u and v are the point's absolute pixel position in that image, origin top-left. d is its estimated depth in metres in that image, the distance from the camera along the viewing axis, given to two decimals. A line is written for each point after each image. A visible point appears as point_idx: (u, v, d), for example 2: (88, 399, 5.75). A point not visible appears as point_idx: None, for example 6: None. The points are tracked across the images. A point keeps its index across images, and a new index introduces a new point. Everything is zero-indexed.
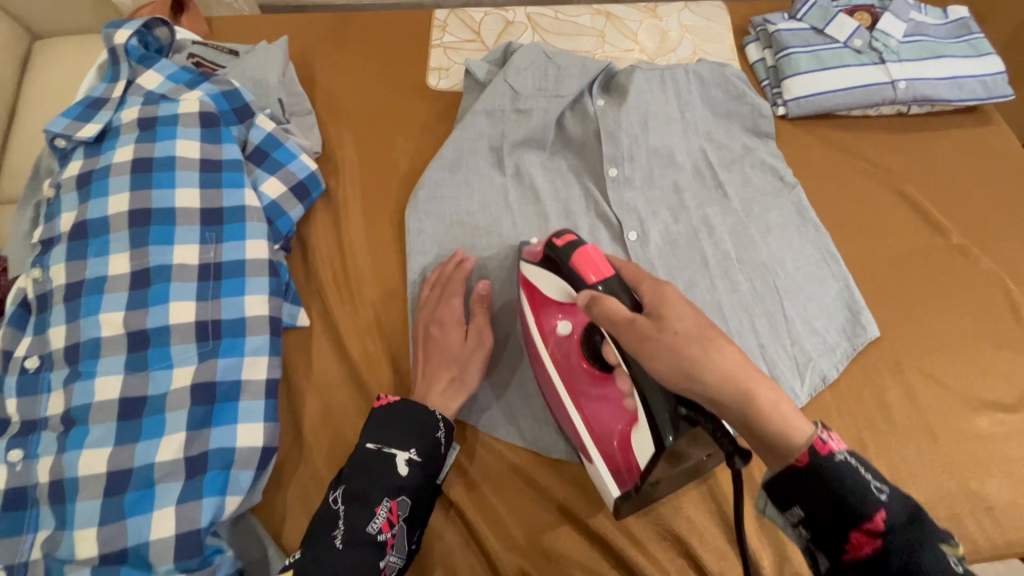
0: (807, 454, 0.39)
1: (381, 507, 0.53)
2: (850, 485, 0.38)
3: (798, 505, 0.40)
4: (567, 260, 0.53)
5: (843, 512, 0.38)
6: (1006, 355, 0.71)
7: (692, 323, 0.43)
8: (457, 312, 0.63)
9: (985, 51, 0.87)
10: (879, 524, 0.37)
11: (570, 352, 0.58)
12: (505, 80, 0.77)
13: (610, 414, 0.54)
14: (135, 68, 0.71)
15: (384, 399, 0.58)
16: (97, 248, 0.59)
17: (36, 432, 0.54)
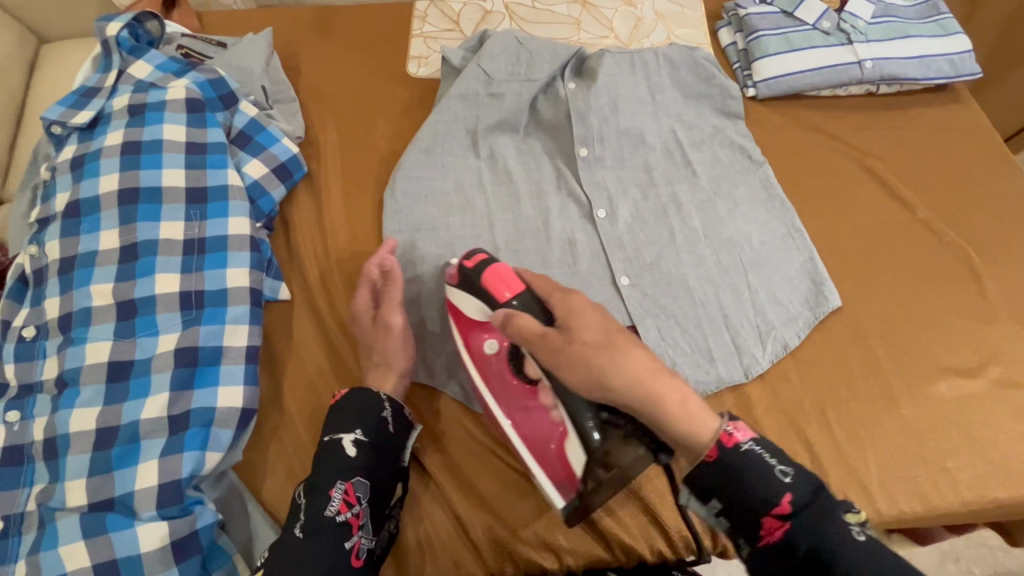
0: (715, 449, 0.46)
1: (334, 490, 0.55)
2: (756, 472, 0.45)
3: (716, 498, 0.46)
4: (477, 281, 0.60)
5: (758, 501, 0.44)
6: (968, 324, 0.73)
7: (599, 331, 0.52)
8: (365, 301, 0.65)
9: (953, 31, 0.89)
10: (786, 508, 0.43)
11: (497, 370, 0.61)
12: (479, 65, 0.80)
13: (543, 428, 0.58)
14: (126, 59, 0.75)
15: (337, 396, 0.61)
16: (89, 225, 0.63)
17: (32, 395, 0.58)
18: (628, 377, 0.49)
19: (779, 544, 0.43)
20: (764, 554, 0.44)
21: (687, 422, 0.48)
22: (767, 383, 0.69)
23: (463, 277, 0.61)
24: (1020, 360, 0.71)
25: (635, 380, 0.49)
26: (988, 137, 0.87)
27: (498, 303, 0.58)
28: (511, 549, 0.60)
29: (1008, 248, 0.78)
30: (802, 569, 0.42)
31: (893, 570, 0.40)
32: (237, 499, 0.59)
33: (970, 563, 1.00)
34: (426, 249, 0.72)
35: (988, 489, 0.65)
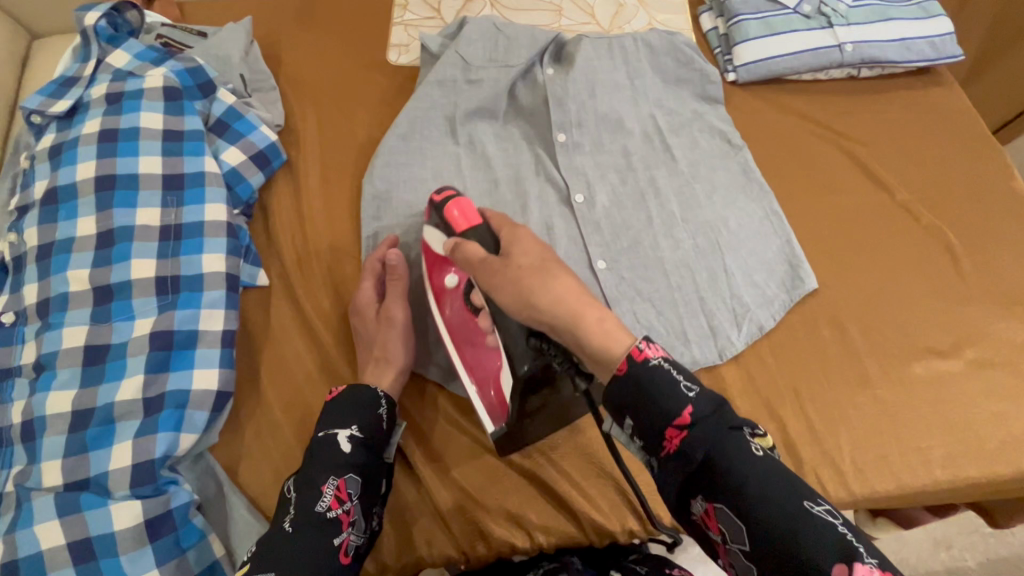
0: (626, 363, 0.45)
1: (327, 485, 0.54)
2: (664, 387, 0.44)
3: (628, 414, 0.46)
4: (442, 214, 0.62)
5: (661, 413, 0.44)
6: (946, 306, 0.73)
7: (535, 258, 0.51)
8: (368, 294, 0.66)
9: (934, 13, 0.89)
10: (687, 419, 0.43)
11: (456, 302, 0.63)
12: (456, 51, 0.80)
13: (482, 359, 0.60)
14: (104, 48, 0.75)
15: (333, 392, 0.61)
16: (66, 212, 0.64)
17: (12, 378, 0.59)
18: (553, 297, 0.48)
19: (678, 453, 0.44)
20: (667, 464, 0.45)
21: (604, 337, 0.46)
22: (742, 364, 0.70)
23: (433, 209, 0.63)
24: (996, 341, 0.71)
25: (562, 300, 0.48)
26: (970, 120, 0.87)
27: (455, 230, 0.59)
28: (483, 528, 0.61)
29: (988, 230, 0.78)
30: (698, 478, 0.43)
31: (782, 484, 0.40)
32: (213, 483, 0.59)
33: (963, 551, 1.00)
34: (412, 237, 0.73)
35: (961, 469, 0.65)
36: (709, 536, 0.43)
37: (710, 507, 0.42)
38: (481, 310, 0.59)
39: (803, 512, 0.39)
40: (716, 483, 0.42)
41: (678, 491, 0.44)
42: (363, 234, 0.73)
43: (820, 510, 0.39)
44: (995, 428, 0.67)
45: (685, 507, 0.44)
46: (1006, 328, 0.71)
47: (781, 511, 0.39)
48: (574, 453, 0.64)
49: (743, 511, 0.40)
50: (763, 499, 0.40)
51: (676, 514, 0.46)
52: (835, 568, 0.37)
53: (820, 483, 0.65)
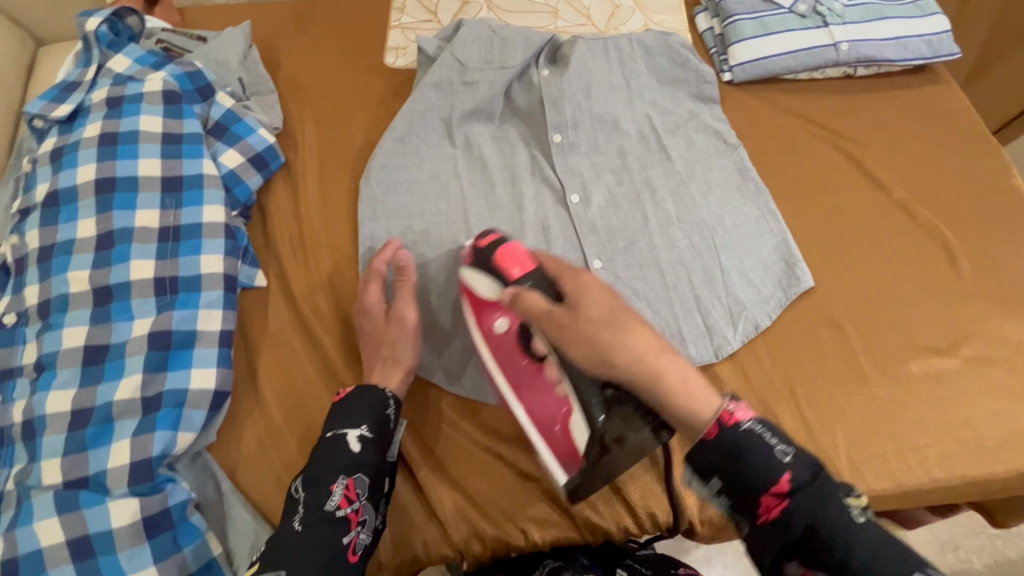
0: (716, 428, 0.47)
1: (336, 484, 0.55)
2: (760, 454, 0.45)
3: (719, 478, 0.47)
4: (490, 260, 0.60)
5: (759, 481, 0.45)
6: (942, 303, 0.73)
7: (606, 308, 0.52)
8: (376, 295, 0.66)
9: (930, 12, 0.89)
10: (785, 487, 0.44)
11: (508, 348, 0.61)
12: (452, 54, 0.81)
13: (549, 408, 0.58)
14: (105, 53, 0.76)
15: (343, 392, 0.61)
16: (67, 215, 0.65)
17: (13, 378, 0.60)
18: (631, 352, 0.50)
19: (777, 521, 0.45)
20: (763, 532, 0.46)
21: (693, 397, 0.49)
22: (738, 362, 0.70)
23: (476, 254, 0.62)
24: (994, 339, 0.71)
25: (641, 356, 0.50)
26: (966, 118, 0.87)
27: (509, 281, 0.59)
28: (478, 529, 0.61)
29: (985, 228, 0.77)
30: (797, 545, 0.44)
31: (885, 549, 0.42)
32: (211, 482, 0.60)
33: (970, 553, 0.99)
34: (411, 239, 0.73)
35: (958, 467, 0.65)
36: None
37: (809, 570, 0.44)
38: (543, 356, 0.58)
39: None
40: (818, 550, 0.43)
41: (774, 557, 0.46)
42: (361, 235, 0.73)
43: (921, 575, 0.41)
44: (992, 426, 0.66)
45: (780, 570, 0.46)
46: (1004, 326, 0.71)
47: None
48: None
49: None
50: (868, 564, 0.42)
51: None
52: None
53: None
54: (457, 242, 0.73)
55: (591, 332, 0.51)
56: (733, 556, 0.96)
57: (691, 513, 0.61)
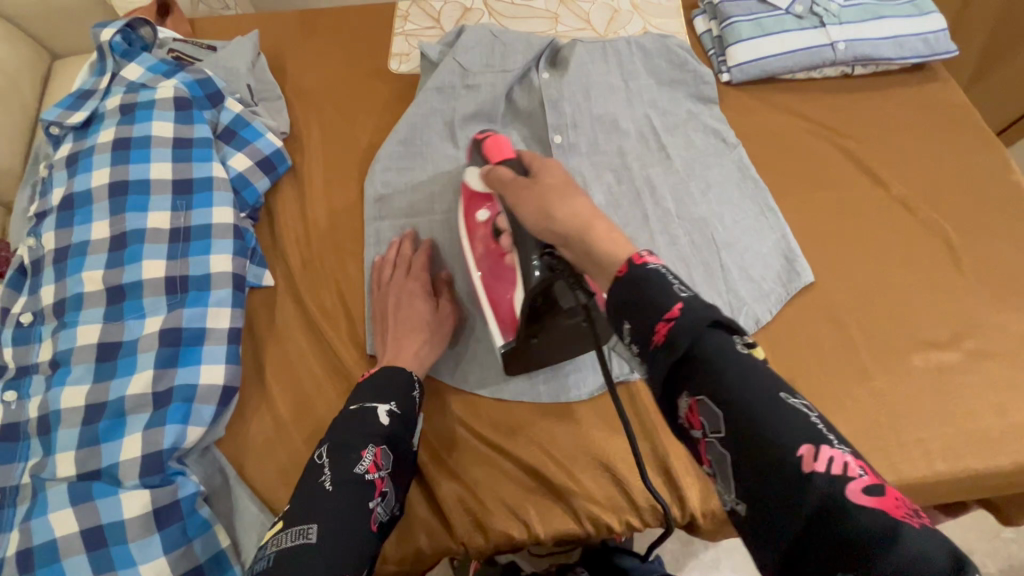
0: (626, 266, 0.42)
1: (366, 450, 0.55)
2: (659, 286, 0.39)
3: (623, 316, 0.40)
4: (482, 153, 0.66)
5: (652, 307, 0.38)
6: (945, 298, 0.73)
7: (560, 179, 0.53)
8: (422, 282, 0.68)
9: (927, 11, 0.90)
10: (678, 313, 0.37)
11: (483, 235, 0.65)
12: (454, 58, 0.83)
13: (500, 284, 0.61)
14: (119, 63, 0.79)
15: (367, 373, 0.63)
16: (82, 217, 0.67)
17: (29, 376, 0.61)
18: (569, 211, 0.48)
19: (667, 350, 0.37)
20: (655, 363, 0.38)
21: (613, 244, 0.45)
22: None
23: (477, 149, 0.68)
24: (996, 332, 0.71)
25: (577, 217, 0.48)
26: (966, 115, 0.87)
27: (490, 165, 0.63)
28: (481, 520, 0.62)
29: (986, 222, 0.78)
30: (680, 371, 0.37)
31: (762, 375, 0.35)
32: (221, 476, 0.61)
33: (985, 557, 0.97)
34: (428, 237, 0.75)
35: (962, 460, 0.65)
36: (692, 437, 0.37)
37: (693, 400, 0.36)
38: (502, 234, 0.60)
39: (777, 400, 0.34)
40: (699, 375, 0.36)
41: (664, 388, 0.38)
42: (367, 233, 0.75)
43: (794, 402, 0.34)
44: (996, 418, 0.66)
45: (670, 407, 0.39)
46: (1006, 319, 0.71)
47: (758, 401, 0.34)
48: (571, 446, 0.64)
49: (721, 396, 0.35)
50: (744, 389, 0.35)
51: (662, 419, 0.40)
52: (798, 445, 0.32)
53: None
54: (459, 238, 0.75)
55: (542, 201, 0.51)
56: (745, 562, 0.95)
57: (692, 504, 0.61)
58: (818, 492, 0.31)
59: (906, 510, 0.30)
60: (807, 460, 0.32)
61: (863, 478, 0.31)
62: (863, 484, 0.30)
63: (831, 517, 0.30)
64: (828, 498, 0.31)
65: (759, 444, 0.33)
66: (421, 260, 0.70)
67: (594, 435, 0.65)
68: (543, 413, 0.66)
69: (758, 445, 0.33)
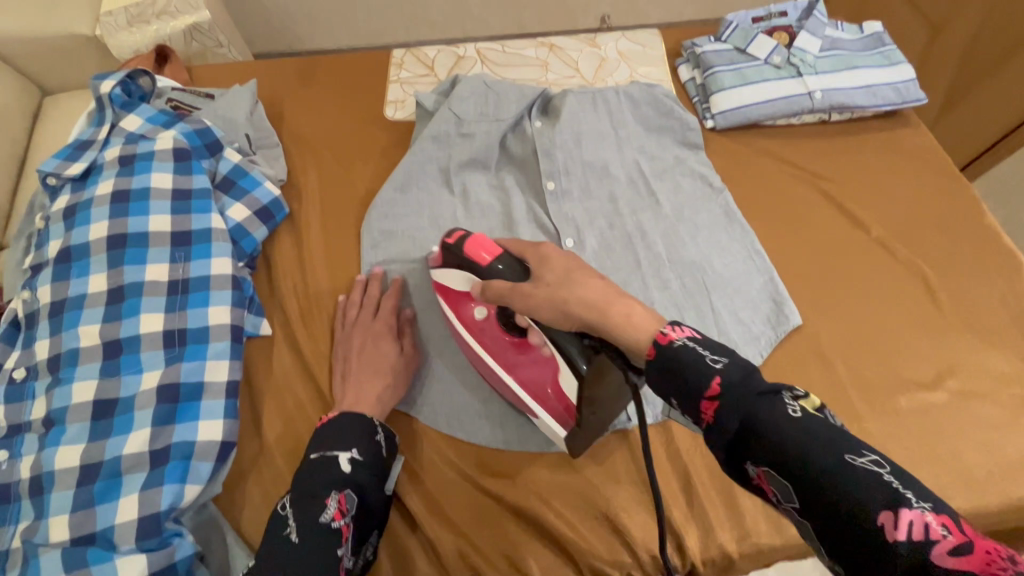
0: (654, 349, 0.45)
1: (330, 498, 0.55)
2: (693, 365, 0.42)
3: (671, 396, 0.44)
4: (461, 254, 0.62)
5: (693, 389, 0.42)
6: (926, 338, 0.75)
7: (560, 272, 0.53)
8: (385, 331, 0.69)
9: (897, 61, 0.95)
10: (717, 389, 0.41)
11: (492, 331, 0.65)
12: (449, 108, 0.85)
13: (538, 372, 0.61)
14: (118, 113, 0.80)
15: (325, 418, 0.63)
16: (79, 270, 0.67)
17: (21, 434, 0.61)
18: (583, 300, 0.50)
19: (716, 425, 0.41)
20: (714, 441, 0.42)
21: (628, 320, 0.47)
22: None
23: (447, 253, 0.64)
24: (977, 372, 0.73)
25: (595, 305, 0.49)
26: (938, 159, 0.92)
27: (481, 269, 0.60)
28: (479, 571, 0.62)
29: (961, 263, 0.81)
30: (741, 443, 0.40)
31: (822, 439, 0.37)
32: (218, 532, 0.60)
33: None
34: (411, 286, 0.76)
35: (952, 500, 0.66)
36: (768, 499, 0.40)
37: (761, 471, 0.39)
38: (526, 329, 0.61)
39: (844, 464, 0.36)
40: (762, 452, 0.39)
41: (729, 461, 0.41)
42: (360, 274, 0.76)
43: (862, 462, 0.36)
44: (982, 457, 0.68)
45: (740, 476, 0.41)
46: (985, 357, 0.74)
47: (825, 470, 0.36)
48: (571, 495, 0.65)
49: (787, 468, 0.37)
50: (809, 459, 0.37)
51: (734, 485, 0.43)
52: (880, 516, 0.34)
53: None
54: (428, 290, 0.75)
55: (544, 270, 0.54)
56: None
57: (691, 551, 0.62)
58: (903, 556, 0.33)
59: (998, 565, 0.31)
60: (887, 528, 0.34)
61: (946, 538, 0.33)
62: (946, 544, 0.32)
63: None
64: (916, 562, 0.33)
65: (840, 509, 0.35)
66: (387, 300, 0.72)
67: (592, 481, 0.65)
68: (538, 463, 0.66)
69: (839, 515, 0.35)
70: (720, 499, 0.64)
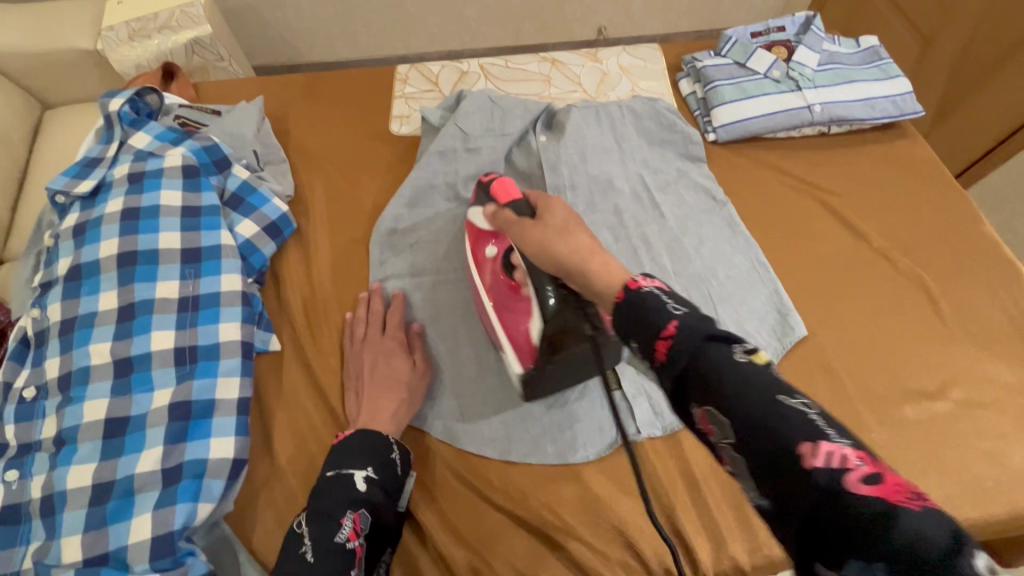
0: (623, 292, 0.44)
1: (345, 518, 0.56)
2: (653, 306, 0.41)
3: (629, 337, 0.42)
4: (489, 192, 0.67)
5: (649, 328, 0.40)
6: (929, 348, 0.76)
7: (564, 216, 0.54)
8: (396, 348, 0.70)
9: (894, 74, 0.96)
10: (673, 330, 0.39)
11: (496, 269, 0.66)
12: (455, 124, 0.86)
13: (515, 316, 0.62)
14: (127, 131, 0.80)
15: (340, 436, 0.63)
16: (89, 288, 0.67)
17: (31, 453, 0.61)
18: (571, 248, 0.51)
19: (668, 365, 0.39)
20: (663, 379, 0.40)
21: (610, 274, 0.47)
22: None
23: (482, 189, 0.69)
24: (980, 382, 0.74)
25: (578, 251, 0.50)
26: (936, 170, 0.93)
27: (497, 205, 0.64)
28: None
29: (961, 274, 0.82)
30: (684, 382, 0.38)
31: (758, 380, 0.36)
32: (229, 550, 0.60)
33: None
34: (420, 301, 0.76)
35: (960, 510, 0.67)
36: (707, 442, 0.39)
37: (702, 409, 0.38)
38: (516, 270, 0.62)
39: (775, 404, 0.35)
40: (704, 391, 0.37)
41: (675, 402, 0.40)
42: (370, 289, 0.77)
43: (795, 404, 0.35)
44: (989, 467, 0.69)
45: (683, 418, 0.40)
46: (988, 367, 0.75)
47: (759, 409, 0.35)
48: (583, 509, 0.65)
49: (722, 404, 0.36)
50: (745, 397, 0.35)
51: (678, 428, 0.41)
52: (801, 447, 0.33)
53: None
54: (439, 306, 0.76)
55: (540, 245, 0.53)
56: None
57: (705, 566, 0.62)
58: (820, 486, 0.31)
59: (905, 494, 0.30)
60: (806, 458, 0.32)
61: (860, 468, 0.31)
62: (860, 474, 0.31)
63: (835, 508, 0.31)
64: (828, 491, 0.31)
65: (766, 445, 0.34)
66: (394, 316, 0.72)
67: (604, 494, 0.65)
68: (550, 477, 0.66)
69: (768, 452, 0.34)
70: (730, 510, 0.65)
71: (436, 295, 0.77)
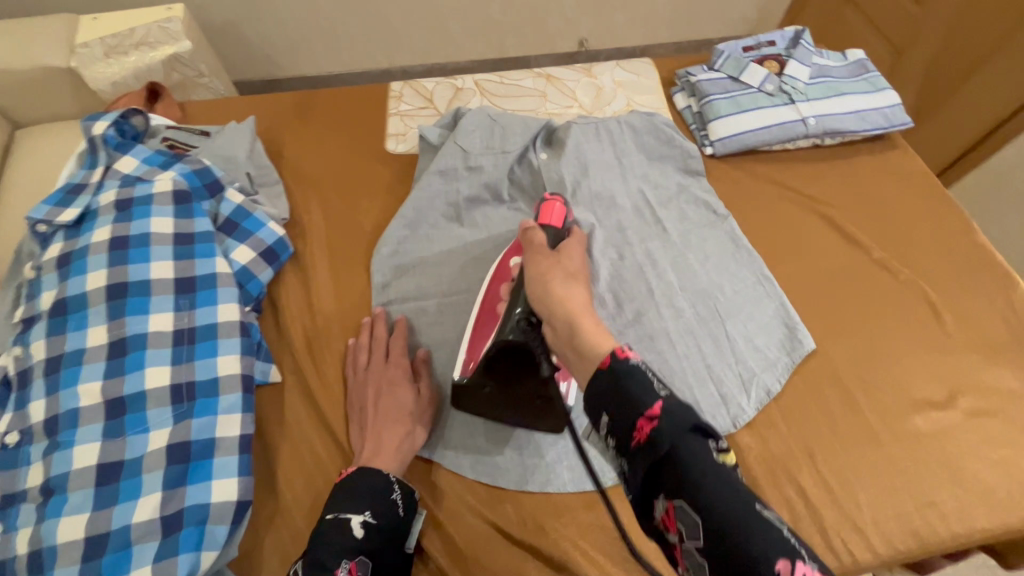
0: (609, 358, 0.45)
1: (340, 569, 0.53)
2: (642, 383, 0.42)
3: (604, 410, 0.43)
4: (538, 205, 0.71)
5: (633, 405, 0.41)
6: (934, 357, 0.77)
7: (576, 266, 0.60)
8: (400, 376, 0.67)
9: (882, 87, 0.98)
10: (658, 411, 0.40)
11: (499, 281, 0.68)
12: (455, 143, 0.85)
13: (482, 331, 0.63)
14: (112, 155, 0.76)
15: (344, 473, 0.61)
16: (76, 323, 0.63)
17: (15, 505, 0.57)
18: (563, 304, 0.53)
19: (646, 445, 0.39)
20: (633, 459, 0.40)
21: (599, 336, 0.48)
22: (756, 430, 0.71)
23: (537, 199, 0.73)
24: (985, 390, 0.75)
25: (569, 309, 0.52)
26: (927, 179, 0.95)
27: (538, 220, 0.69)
28: None
29: (958, 283, 0.84)
30: (661, 473, 0.38)
31: (737, 488, 0.36)
32: None
33: None
34: (423, 325, 0.74)
35: (974, 520, 0.67)
36: (668, 539, 0.39)
37: (671, 505, 0.38)
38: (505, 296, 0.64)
39: (755, 515, 0.35)
40: (677, 480, 0.37)
41: (643, 485, 0.40)
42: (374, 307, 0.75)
43: (768, 515, 0.35)
44: (999, 475, 0.69)
45: (650, 509, 0.40)
46: (991, 374, 0.76)
47: (736, 509, 0.35)
48: (601, 536, 0.63)
49: (698, 504, 0.36)
50: (722, 497, 0.35)
51: (640, 516, 0.41)
52: (778, 563, 0.32)
53: (848, 548, 0.65)
54: (443, 329, 0.74)
55: (547, 285, 0.56)
56: None
57: None
58: None
59: None
60: None
61: None
62: None
63: None
64: None
65: (739, 553, 0.34)
66: (397, 343, 0.70)
67: (624, 521, 0.64)
68: (565, 505, 0.65)
69: (731, 553, 0.34)
70: None
71: (441, 320, 0.74)
